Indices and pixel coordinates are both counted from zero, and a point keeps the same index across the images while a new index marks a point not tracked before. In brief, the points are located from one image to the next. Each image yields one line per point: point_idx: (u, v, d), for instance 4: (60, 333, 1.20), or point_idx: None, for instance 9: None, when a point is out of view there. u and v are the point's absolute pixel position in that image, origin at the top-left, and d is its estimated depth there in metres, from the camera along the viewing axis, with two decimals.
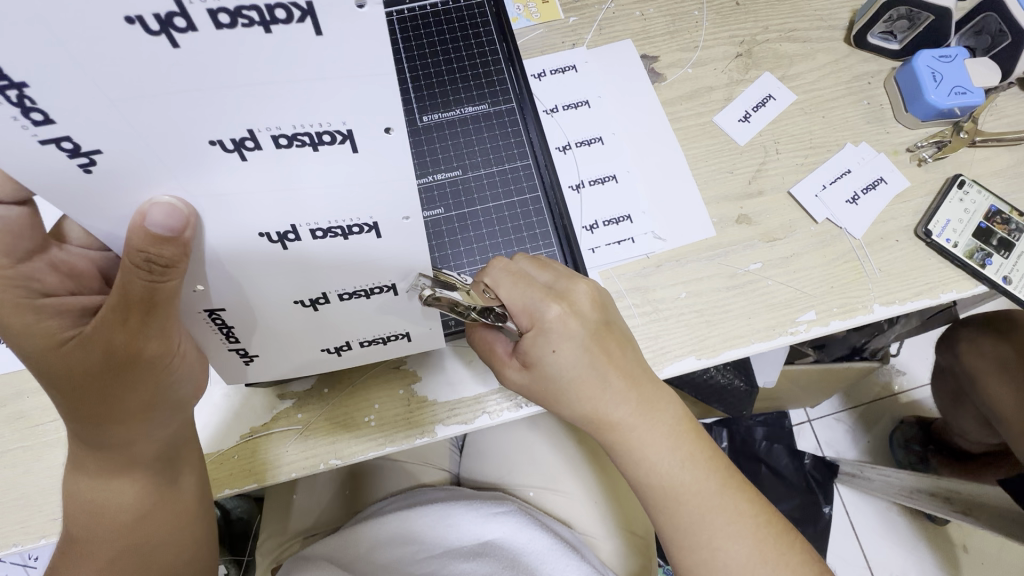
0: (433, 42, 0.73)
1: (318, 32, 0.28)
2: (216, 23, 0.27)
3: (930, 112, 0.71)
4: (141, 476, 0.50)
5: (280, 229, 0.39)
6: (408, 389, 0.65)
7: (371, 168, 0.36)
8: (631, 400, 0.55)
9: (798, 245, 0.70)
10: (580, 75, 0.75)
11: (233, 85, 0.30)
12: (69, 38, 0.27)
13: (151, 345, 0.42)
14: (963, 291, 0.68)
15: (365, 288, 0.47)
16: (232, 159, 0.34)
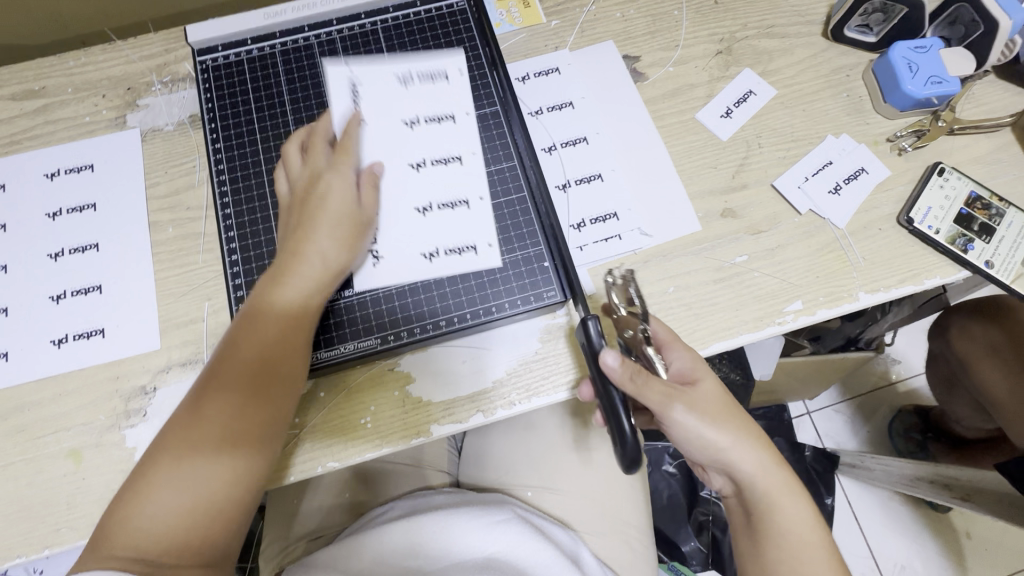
0: (419, 48, 0.73)
1: (447, 73, 0.72)
2: (411, 75, 0.71)
3: (908, 102, 0.72)
4: (206, 454, 0.53)
5: (417, 159, 0.68)
6: (404, 390, 0.65)
7: (449, 92, 0.71)
8: (732, 439, 0.57)
9: (783, 237, 0.71)
10: (564, 77, 0.77)
11: (415, 102, 0.70)
12: (379, 81, 0.70)
13: (284, 304, 0.58)
14: (946, 277, 0.69)
15: (457, 248, 0.66)
16: (399, 83, 0.70)
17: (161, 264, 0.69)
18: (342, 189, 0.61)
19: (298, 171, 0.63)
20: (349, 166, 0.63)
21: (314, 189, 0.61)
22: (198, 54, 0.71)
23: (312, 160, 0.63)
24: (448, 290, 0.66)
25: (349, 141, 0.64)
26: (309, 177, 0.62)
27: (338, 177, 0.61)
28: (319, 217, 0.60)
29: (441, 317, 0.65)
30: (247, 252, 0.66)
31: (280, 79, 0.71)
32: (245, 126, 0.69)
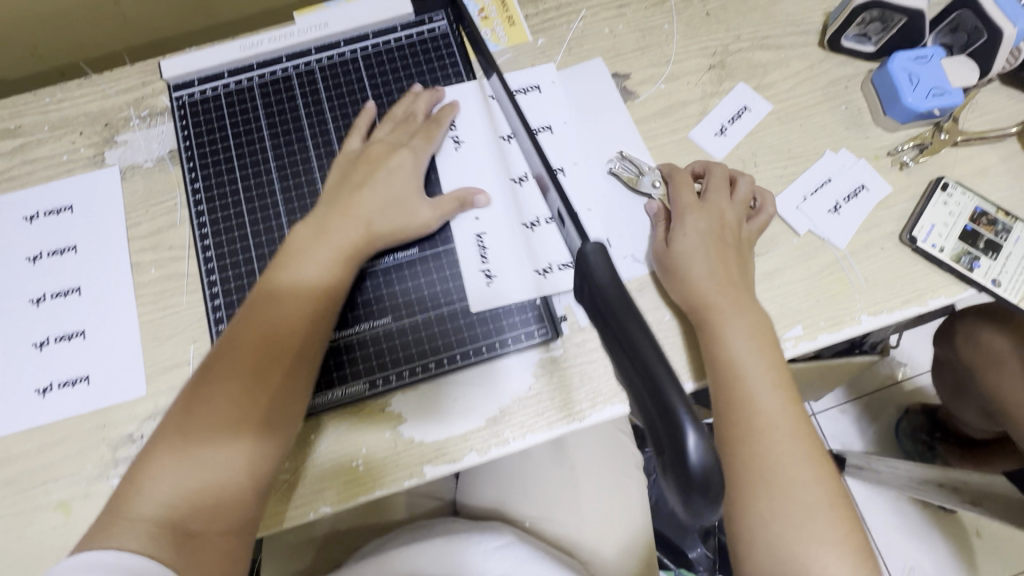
0: (400, 76, 0.71)
1: (539, 90, 0.74)
2: (526, 90, 0.74)
3: (910, 114, 0.70)
4: (216, 447, 0.53)
5: (520, 173, 0.70)
6: (395, 431, 0.64)
7: (547, 105, 0.74)
8: (732, 314, 0.60)
9: (781, 259, 0.68)
10: (545, 95, 0.74)
11: (540, 111, 0.73)
12: (536, 98, 0.74)
13: (294, 304, 0.58)
14: (952, 296, 0.67)
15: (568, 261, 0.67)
16: (531, 92, 0.74)
17: (145, 307, 0.68)
18: (405, 176, 0.65)
19: (378, 141, 0.67)
20: (425, 151, 0.67)
21: (384, 164, 0.65)
22: (175, 89, 0.69)
23: (398, 134, 0.67)
24: (437, 330, 0.66)
25: (436, 129, 0.68)
26: (387, 148, 0.66)
27: (412, 160, 0.66)
28: (381, 201, 0.64)
29: (430, 359, 0.65)
30: (232, 293, 0.65)
31: (259, 113, 0.69)
32: (224, 163, 0.68)
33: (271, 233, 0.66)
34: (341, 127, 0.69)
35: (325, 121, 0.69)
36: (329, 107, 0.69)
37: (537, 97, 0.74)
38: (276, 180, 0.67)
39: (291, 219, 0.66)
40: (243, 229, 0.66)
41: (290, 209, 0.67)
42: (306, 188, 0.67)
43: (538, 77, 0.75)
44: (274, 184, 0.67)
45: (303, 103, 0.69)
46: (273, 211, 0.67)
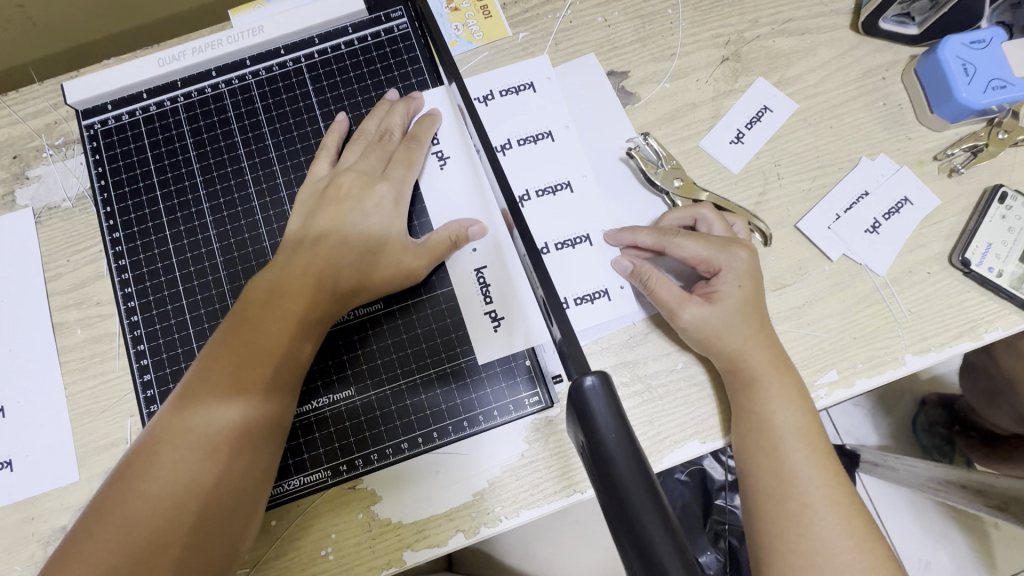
0: (354, 90, 0.60)
1: (535, 89, 0.62)
2: (517, 91, 0.62)
3: (963, 113, 0.59)
4: (210, 421, 0.46)
5: (519, 192, 0.60)
6: (368, 512, 0.55)
7: (543, 107, 0.62)
8: (772, 389, 0.52)
9: (811, 290, 0.59)
10: (540, 95, 0.62)
11: (534, 118, 0.62)
12: (524, 100, 0.62)
13: (296, 266, 0.52)
14: (1010, 328, 0.57)
15: (580, 296, 0.58)
16: (526, 92, 0.62)
17: (73, 376, 0.58)
18: (385, 212, 0.54)
19: (344, 169, 0.55)
20: (403, 180, 0.56)
21: (356, 199, 0.54)
22: (84, 117, 0.58)
23: (370, 159, 0.56)
24: (408, 403, 0.56)
25: (415, 151, 0.56)
26: (358, 178, 0.55)
27: (393, 190, 0.55)
28: (355, 244, 0.53)
29: (402, 438, 0.55)
30: (162, 366, 0.56)
31: (185, 142, 0.58)
32: (149, 207, 0.57)
33: (207, 290, 0.56)
34: (286, 157, 0.58)
35: (266, 149, 0.58)
36: (270, 132, 0.58)
37: (531, 96, 0.62)
38: (211, 225, 0.57)
39: (230, 272, 0.56)
40: (173, 288, 0.57)
41: (228, 260, 0.57)
42: (245, 233, 0.57)
43: (533, 74, 0.63)
44: (207, 230, 0.57)
45: (239, 128, 0.58)
46: (207, 264, 0.57)
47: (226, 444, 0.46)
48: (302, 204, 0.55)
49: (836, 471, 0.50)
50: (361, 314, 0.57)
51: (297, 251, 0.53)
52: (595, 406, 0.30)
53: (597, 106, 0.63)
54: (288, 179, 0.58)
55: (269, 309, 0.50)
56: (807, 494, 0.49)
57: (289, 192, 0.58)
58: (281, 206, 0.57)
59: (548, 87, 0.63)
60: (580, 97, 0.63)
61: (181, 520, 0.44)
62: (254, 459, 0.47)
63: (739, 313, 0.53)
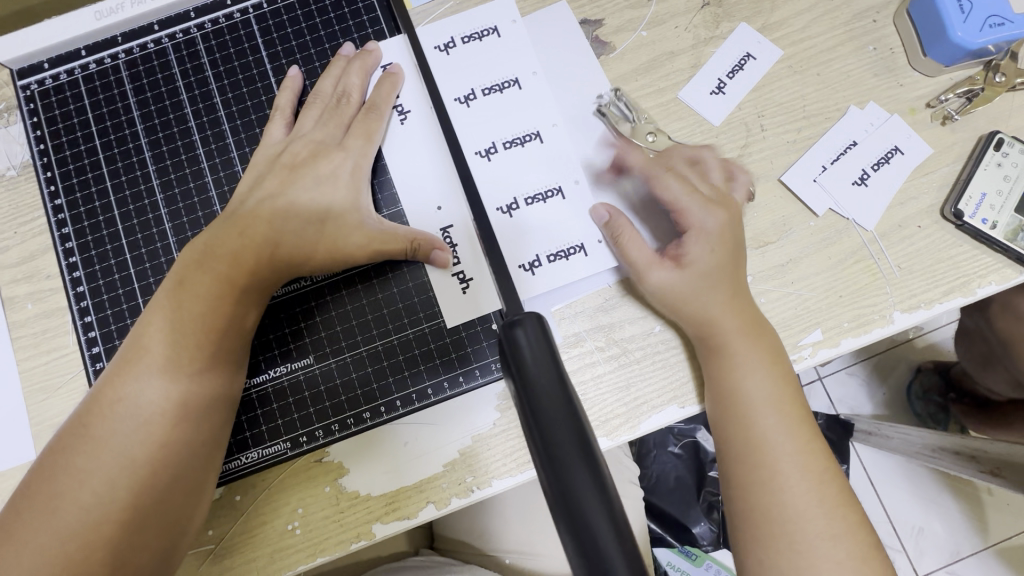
0: (306, 42, 0.56)
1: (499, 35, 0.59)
2: (480, 37, 0.59)
3: (957, 54, 0.55)
4: (149, 393, 0.45)
5: (485, 145, 0.57)
6: (335, 485, 0.53)
7: (509, 53, 0.58)
8: (744, 346, 0.50)
9: (796, 247, 0.56)
10: (505, 41, 0.59)
11: (498, 65, 0.58)
12: (488, 46, 0.58)
13: (238, 231, 0.49)
14: (1004, 282, 0.55)
15: (556, 253, 0.56)
16: (491, 38, 0.59)
17: (26, 352, 0.55)
18: (340, 183, 0.51)
19: (297, 137, 0.53)
20: (363, 154, 0.53)
21: (310, 167, 0.51)
22: (19, 77, 0.56)
23: (328, 128, 0.53)
24: (370, 371, 0.54)
25: (376, 122, 0.53)
26: (312, 147, 0.52)
27: (350, 162, 0.52)
28: (302, 210, 0.50)
29: (364, 407, 0.53)
30: (111, 337, 0.54)
31: (129, 103, 0.56)
32: (92, 171, 0.56)
33: (155, 257, 0.54)
34: (235, 115, 0.55)
35: (213, 106, 0.55)
36: (218, 88, 0.55)
37: (495, 41, 0.59)
38: (157, 189, 0.55)
39: (180, 238, 0.54)
40: (120, 256, 0.55)
41: (176, 226, 0.54)
42: (194, 196, 0.54)
43: (495, 18, 0.59)
44: (154, 194, 0.55)
45: (184, 86, 0.56)
46: (155, 230, 0.54)
47: (161, 417, 0.45)
48: (255, 167, 0.52)
49: (817, 434, 0.48)
50: (318, 280, 0.54)
51: (242, 215, 0.50)
52: (524, 346, 0.31)
53: (568, 54, 0.59)
54: (238, 138, 0.55)
55: (200, 276, 0.48)
56: (785, 455, 0.47)
57: (239, 153, 0.55)
58: (231, 167, 0.55)
59: (513, 32, 0.59)
60: (548, 43, 0.59)
61: (119, 495, 0.43)
62: (193, 431, 0.46)
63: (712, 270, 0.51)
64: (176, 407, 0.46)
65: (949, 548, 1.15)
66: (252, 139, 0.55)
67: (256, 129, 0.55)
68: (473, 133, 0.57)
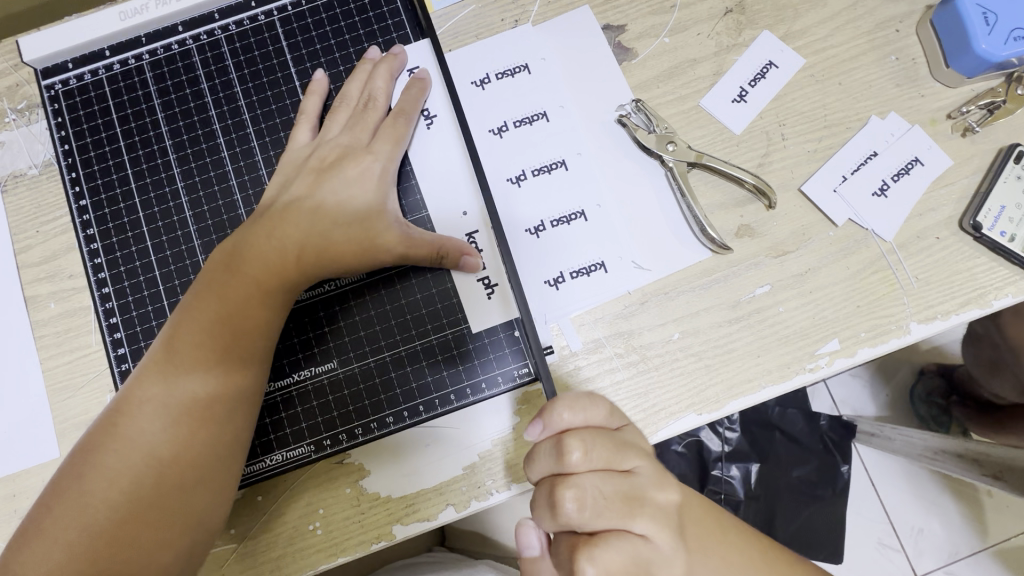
0: (331, 45, 0.56)
1: (526, 44, 0.59)
2: (508, 48, 0.59)
3: (981, 67, 0.55)
4: (181, 395, 0.46)
5: (515, 173, 0.57)
6: (356, 486, 0.53)
7: (534, 60, 0.58)
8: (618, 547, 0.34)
9: (814, 257, 0.56)
10: (536, 76, 0.58)
11: (528, 86, 0.58)
12: (514, 55, 0.59)
13: (270, 238, 0.50)
14: (1020, 295, 0.55)
15: (581, 269, 0.56)
16: (516, 46, 0.59)
17: (48, 351, 0.56)
18: (368, 188, 0.52)
19: (323, 142, 0.53)
20: (390, 157, 0.53)
21: (337, 170, 0.52)
22: (44, 76, 0.56)
23: (355, 132, 0.53)
24: (393, 375, 0.54)
25: (403, 127, 0.54)
26: (339, 152, 0.53)
27: (377, 166, 0.52)
28: (331, 216, 0.51)
29: (387, 412, 0.54)
30: (137, 338, 0.54)
31: (154, 103, 0.56)
32: (116, 172, 0.56)
33: (180, 259, 0.55)
34: (260, 118, 0.56)
35: (237, 109, 0.56)
36: (242, 91, 0.56)
37: (525, 56, 0.58)
38: (182, 190, 0.55)
39: (204, 240, 0.55)
40: (145, 257, 0.55)
41: (201, 228, 0.55)
42: (219, 199, 0.55)
43: (525, 33, 0.59)
44: (179, 196, 0.55)
45: (209, 88, 0.56)
46: (180, 231, 0.55)
47: (190, 417, 0.46)
48: (282, 171, 0.53)
49: None
50: (343, 285, 0.55)
51: (273, 221, 0.50)
52: None
53: (593, 63, 0.59)
54: (262, 141, 0.55)
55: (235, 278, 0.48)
56: None
57: (264, 156, 0.55)
58: (255, 171, 0.55)
59: (539, 43, 0.59)
60: (574, 52, 0.59)
61: (146, 495, 0.45)
62: (219, 433, 0.47)
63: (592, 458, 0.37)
64: (203, 408, 0.47)
65: (948, 549, 1.17)
66: (277, 143, 0.55)
67: (281, 133, 0.55)
68: (501, 153, 0.57)
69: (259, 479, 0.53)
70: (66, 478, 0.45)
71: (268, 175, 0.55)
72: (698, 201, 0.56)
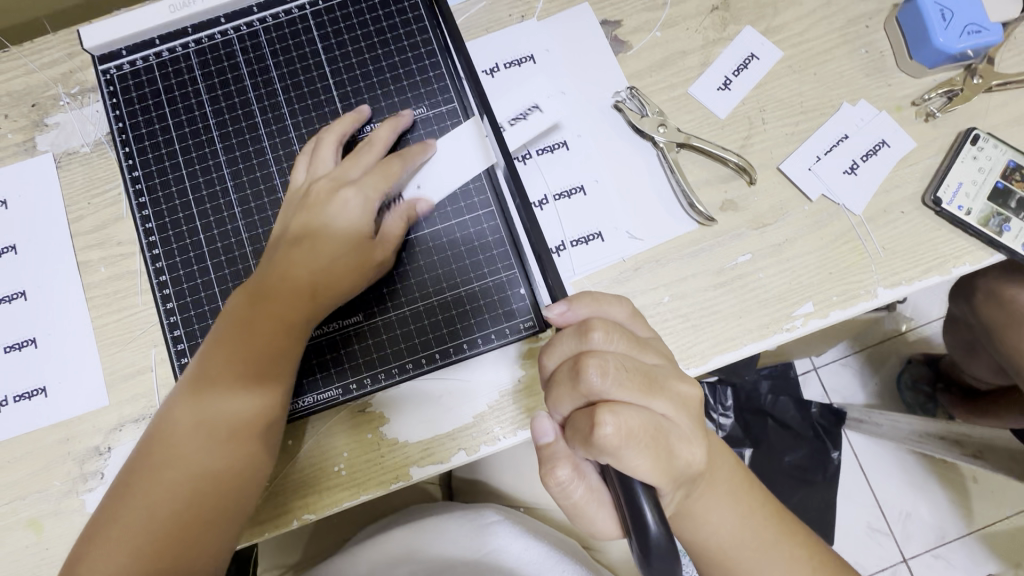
0: (357, 35, 0.63)
1: (531, 38, 0.65)
2: (515, 41, 0.65)
3: (940, 58, 0.62)
4: (220, 408, 0.53)
5: (521, 152, 0.63)
6: (377, 432, 0.59)
7: (539, 51, 0.65)
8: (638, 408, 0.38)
9: (791, 229, 0.62)
10: (540, 67, 0.65)
11: (533, 75, 0.65)
12: (520, 45, 0.65)
13: (290, 260, 0.55)
14: (977, 263, 0.61)
15: (581, 237, 0.62)
16: (522, 39, 0.65)
17: (99, 311, 0.62)
18: (349, 222, 0.55)
19: (323, 176, 0.57)
20: (373, 190, 0.56)
21: (322, 207, 0.55)
22: (100, 62, 0.62)
23: (344, 169, 0.57)
24: (412, 328, 0.59)
25: (393, 167, 0.56)
26: (326, 188, 0.56)
27: (363, 200, 0.55)
28: (323, 246, 0.55)
29: (406, 359, 0.59)
30: (184, 295, 0.60)
31: (199, 87, 0.62)
32: (165, 148, 0.62)
33: (222, 226, 0.61)
34: (294, 100, 0.62)
35: (274, 92, 0.62)
36: (278, 76, 0.62)
37: (529, 49, 0.65)
38: (224, 164, 0.61)
39: (243, 209, 0.61)
40: (191, 222, 0.61)
41: (241, 198, 0.61)
42: (258, 171, 0.61)
43: (530, 29, 0.65)
44: (222, 168, 0.61)
45: (249, 73, 0.62)
46: (222, 201, 0.61)
47: (227, 428, 0.52)
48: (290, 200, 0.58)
49: None
50: None
51: (284, 241, 0.56)
52: None
53: (592, 54, 0.65)
54: (296, 121, 0.62)
55: (256, 312, 0.54)
56: None
57: (297, 134, 0.61)
58: (290, 146, 0.61)
59: (543, 37, 0.65)
60: (574, 45, 0.65)
61: (192, 497, 0.51)
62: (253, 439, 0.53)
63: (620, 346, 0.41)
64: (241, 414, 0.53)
65: (931, 525, 1.22)
66: (308, 122, 0.62)
67: (313, 113, 0.62)
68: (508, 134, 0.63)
69: (294, 421, 0.58)
70: (122, 481, 0.52)
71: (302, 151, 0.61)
72: (686, 178, 0.62)
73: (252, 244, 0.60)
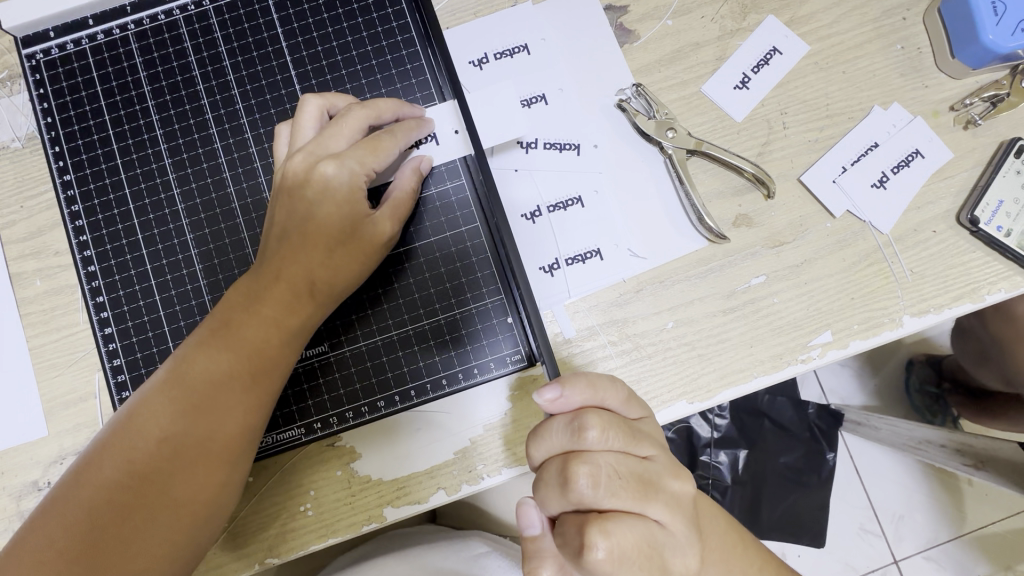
0: (323, 19, 0.55)
1: (524, 26, 0.57)
2: (504, 30, 0.57)
3: (986, 58, 0.55)
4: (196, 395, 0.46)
5: (511, 157, 0.56)
6: (347, 469, 0.53)
7: (530, 40, 0.57)
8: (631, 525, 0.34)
9: (810, 248, 0.56)
10: (535, 58, 0.57)
11: (523, 68, 0.57)
12: (510, 30, 0.57)
13: (286, 237, 0.47)
14: (1013, 290, 0.55)
15: (578, 255, 0.56)
16: (512, 25, 0.57)
17: (34, 330, 0.55)
18: (336, 200, 0.46)
19: (301, 149, 0.48)
20: (362, 162, 0.46)
21: (310, 183, 0.46)
22: (25, 45, 0.55)
23: (324, 140, 0.47)
24: (384, 361, 0.54)
25: (383, 141, 0.47)
26: (307, 164, 0.47)
27: (346, 175, 0.46)
28: (317, 231, 0.47)
29: (378, 396, 0.54)
30: (124, 318, 0.53)
31: (140, 77, 0.54)
32: (101, 147, 0.54)
33: (168, 238, 0.53)
34: (250, 94, 0.54)
35: (226, 85, 0.54)
36: (231, 66, 0.54)
37: (519, 37, 0.57)
38: (170, 168, 0.54)
39: (192, 220, 0.54)
40: (133, 233, 0.54)
41: (189, 207, 0.54)
42: (207, 176, 0.54)
43: (520, 12, 0.57)
44: (166, 173, 0.54)
45: (197, 62, 0.54)
46: (168, 210, 0.54)
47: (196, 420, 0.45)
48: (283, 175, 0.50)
49: None
50: None
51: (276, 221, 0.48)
52: None
53: (591, 44, 0.57)
54: (252, 118, 0.54)
55: (259, 295, 0.47)
56: None
57: (254, 134, 0.54)
58: (245, 148, 0.54)
59: (537, 22, 0.57)
60: (572, 32, 0.57)
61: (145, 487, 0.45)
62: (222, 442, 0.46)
63: (613, 449, 0.36)
64: (215, 404, 0.46)
65: (930, 537, 1.19)
66: (267, 120, 0.54)
67: (272, 110, 0.54)
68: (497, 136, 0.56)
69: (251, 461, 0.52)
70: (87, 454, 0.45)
71: (259, 154, 0.54)
72: (696, 190, 0.56)
73: (202, 260, 0.53)
